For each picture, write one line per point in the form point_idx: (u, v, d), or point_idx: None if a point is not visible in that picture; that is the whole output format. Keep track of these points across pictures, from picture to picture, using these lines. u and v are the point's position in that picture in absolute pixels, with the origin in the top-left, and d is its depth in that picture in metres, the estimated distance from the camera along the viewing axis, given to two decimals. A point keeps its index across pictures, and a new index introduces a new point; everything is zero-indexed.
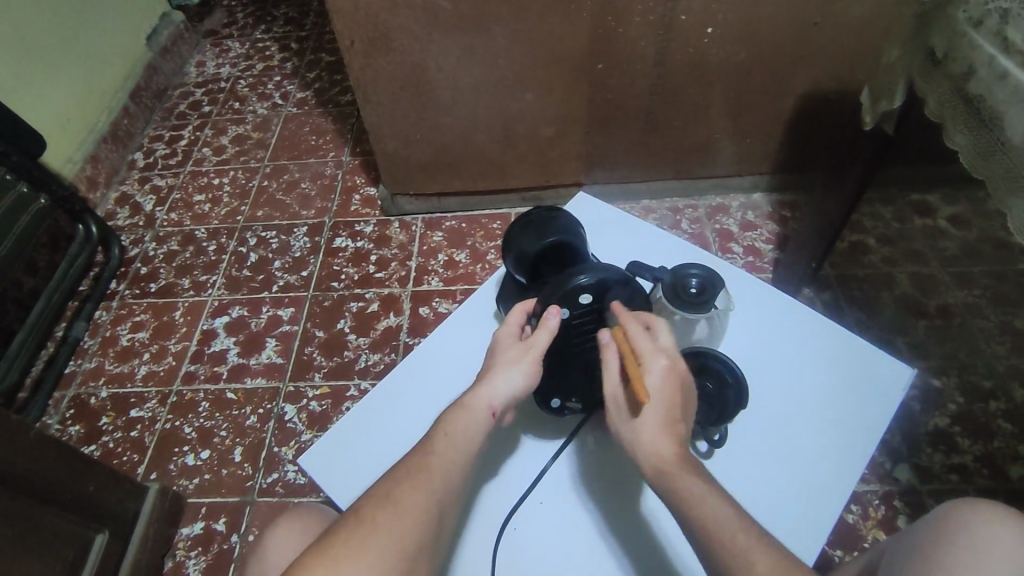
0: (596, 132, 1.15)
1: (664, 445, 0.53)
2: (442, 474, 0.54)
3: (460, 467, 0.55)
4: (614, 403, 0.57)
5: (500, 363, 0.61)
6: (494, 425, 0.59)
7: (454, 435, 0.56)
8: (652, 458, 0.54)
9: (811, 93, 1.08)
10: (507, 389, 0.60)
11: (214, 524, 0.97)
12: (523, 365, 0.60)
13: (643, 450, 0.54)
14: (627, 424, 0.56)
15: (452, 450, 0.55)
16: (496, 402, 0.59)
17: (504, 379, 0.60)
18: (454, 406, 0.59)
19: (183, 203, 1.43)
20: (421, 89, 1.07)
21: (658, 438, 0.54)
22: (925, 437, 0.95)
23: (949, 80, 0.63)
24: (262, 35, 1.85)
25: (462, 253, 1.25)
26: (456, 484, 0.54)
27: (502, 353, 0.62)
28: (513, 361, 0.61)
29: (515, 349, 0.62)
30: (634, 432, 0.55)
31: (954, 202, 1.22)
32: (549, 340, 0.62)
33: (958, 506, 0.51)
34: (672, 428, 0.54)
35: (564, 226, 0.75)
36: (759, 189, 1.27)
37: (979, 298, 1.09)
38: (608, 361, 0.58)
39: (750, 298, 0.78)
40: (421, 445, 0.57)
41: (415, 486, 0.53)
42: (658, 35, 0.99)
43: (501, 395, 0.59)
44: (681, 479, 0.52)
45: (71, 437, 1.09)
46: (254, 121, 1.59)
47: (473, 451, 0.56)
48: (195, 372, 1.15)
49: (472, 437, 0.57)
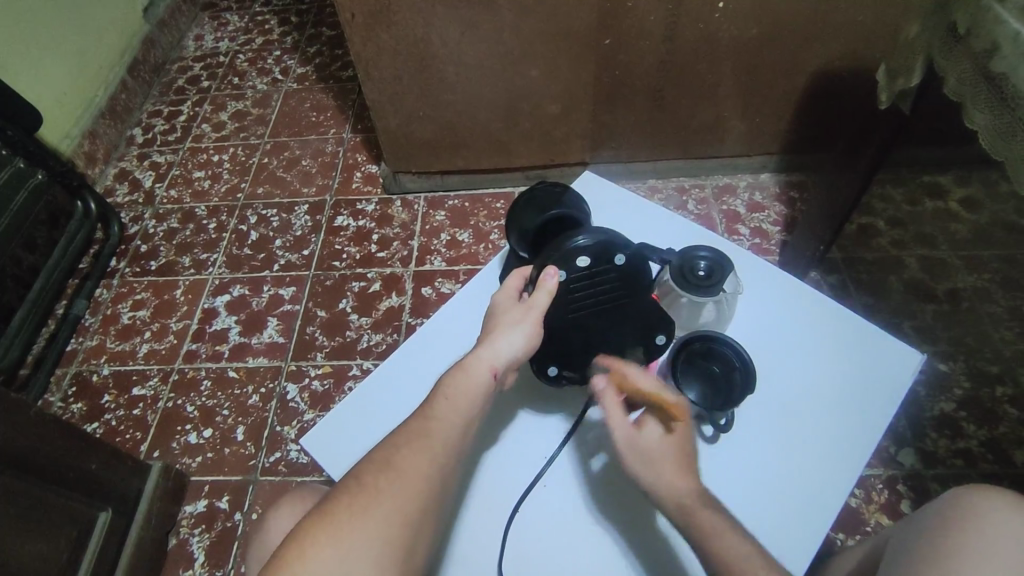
0: (602, 109, 1.13)
1: (684, 481, 0.55)
2: (444, 438, 0.53)
3: (458, 433, 0.54)
4: (627, 443, 0.58)
5: (502, 325, 0.60)
6: (496, 388, 0.58)
7: (454, 399, 0.55)
8: (673, 492, 0.54)
9: (823, 71, 1.05)
10: (507, 351, 0.59)
11: (217, 502, 0.97)
12: (525, 326, 0.60)
13: (666, 486, 0.55)
14: (648, 462, 0.56)
15: (454, 414, 0.55)
16: (498, 363, 0.58)
17: (506, 340, 0.59)
18: (455, 368, 0.58)
19: (182, 179, 1.41)
20: (424, 65, 1.05)
21: (681, 474, 0.55)
22: (930, 422, 0.95)
23: (971, 57, 0.60)
24: (261, 8, 1.81)
25: (465, 233, 1.23)
26: (458, 449, 0.54)
27: (503, 315, 0.62)
28: (514, 324, 0.60)
29: (517, 311, 0.61)
30: (656, 469, 0.56)
31: (966, 184, 1.20)
32: (548, 300, 0.61)
33: (980, 494, 0.49)
34: (688, 466, 0.56)
35: (569, 202, 0.74)
36: (766, 170, 1.24)
37: (989, 282, 1.08)
38: (613, 408, 0.60)
39: (757, 281, 0.77)
40: (424, 408, 0.56)
41: (413, 451, 0.52)
42: (668, 9, 0.96)
43: (503, 356, 0.58)
44: (700, 511, 0.53)
45: (73, 415, 1.09)
46: (254, 96, 1.56)
47: (473, 414, 0.55)
48: (197, 350, 1.14)
49: (473, 399, 0.56)
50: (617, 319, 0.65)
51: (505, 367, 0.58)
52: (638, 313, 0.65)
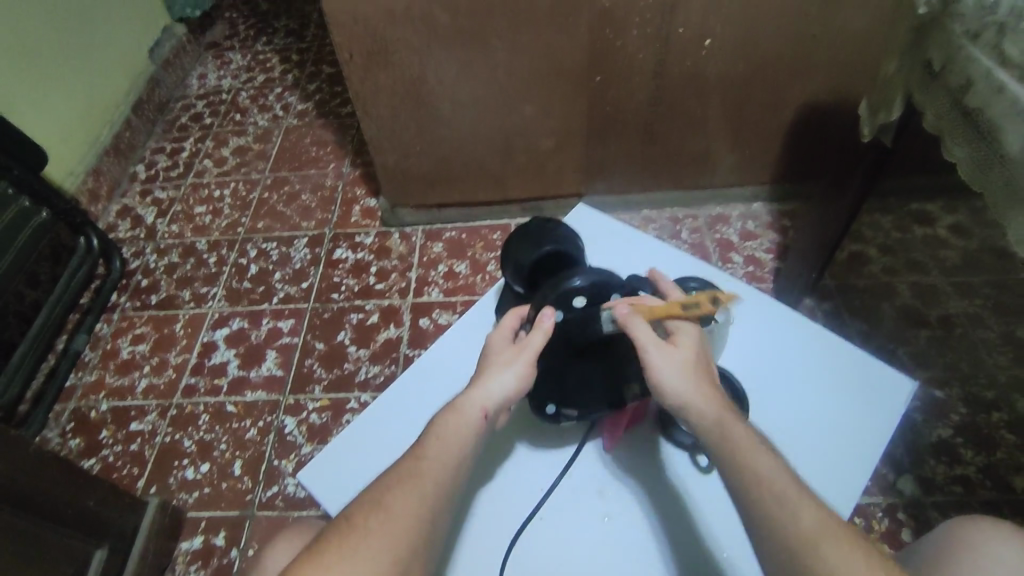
0: (595, 143, 1.15)
1: (715, 396, 0.55)
2: (434, 478, 0.53)
3: (449, 472, 0.54)
4: (659, 354, 0.56)
5: (493, 366, 0.61)
6: (488, 428, 0.59)
7: (446, 438, 0.56)
8: (711, 408, 0.54)
9: (810, 103, 1.08)
10: (499, 392, 0.59)
11: (214, 539, 0.97)
12: (516, 368, 0.60)
13: (699, 402, 0.54)
14: (681, 375, 0.55)
15: (444, 454, 0.55)
16: (490, 404, 0.59)
17: (497, 382, 0.60)
18: (446, 408, 0.58)
19: (183, 214, 1.43)
20: (421, 102, 1.08)
21: (710, 390, 0.55)
22: (928, 448, 0.94)
23: (947, 93, 0.63)
24: (263, 47, 1.86)
25: (462, 264, 1.25)
26: (448, 490, 0.53)
27: (495, 355, 0.63)
28: (505, 365, 0.61)
29: (509, 351, 0.62)
30: (689, 382, 0.55)
31: (954, 211, 1.22)
32: (544, 341, 0.61)
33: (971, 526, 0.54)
34: (712, 379, 0.57)
35: (563, 237, 0.75)
36: (759, 199, 1.27)
37: (980, 307, 1.09)
38: (638, 323, 0.58)
39: (749, 310, 0.78)
40: (416, 448, 0.56)
41: (403, 490, 0.52)
42: (657, 47, 0.99)
43: (494, 398, 0.59)
44: (733, 425, 0.53)
45: (71, 451, 1.08)
46: (255, 132, 1.60)
47: (464, 455, 0.56)
48: (195, 385, 1.14)
49: (463, 440, 0.56)
50: (612, 359, 0.65)
51: (496, 405, 0.59)
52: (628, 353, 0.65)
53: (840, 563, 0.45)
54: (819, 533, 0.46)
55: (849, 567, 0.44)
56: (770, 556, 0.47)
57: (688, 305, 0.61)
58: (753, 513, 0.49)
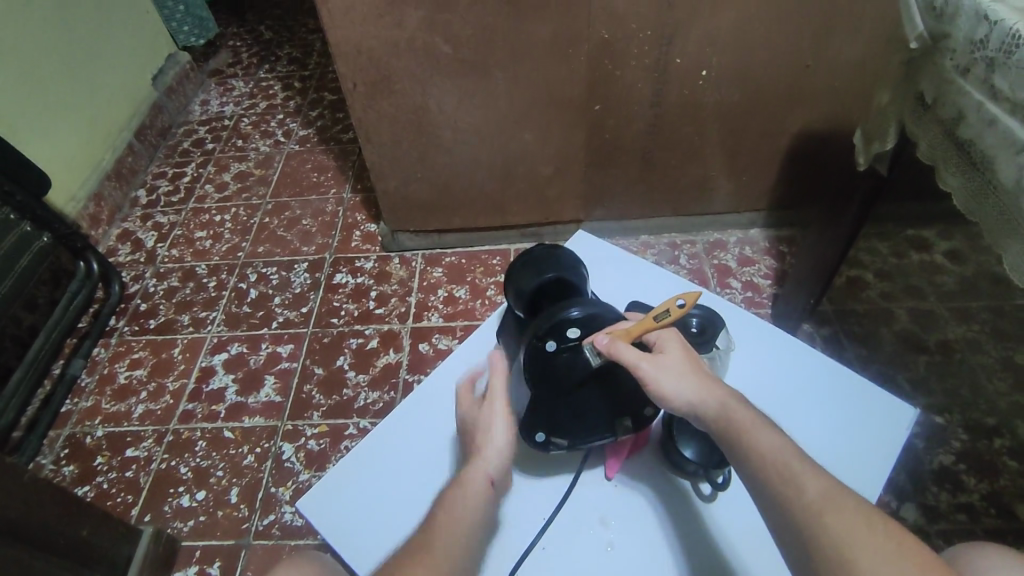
0: (594, 170, 1.17)
1: (714, 387, 0.56)
2: (447, 554, 0.52)
3: (461, 540, 0.54)
4: (649, 371, 0.57)
5: (481, 436, 0.64)
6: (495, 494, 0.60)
7: (457, 510, 0.56)
8: (713, 397, 0.55)
9: (804, 132, 1.10)
10: (496, 456, 0.62)
11: (208, 569, 0.95)
12: (504, 432, 0.64)
13: (700, 397, 0.55)
14: (677, 378, 0.56)
15: (455, 525, 0.54)
16: (492, 470, 0.61)
17: (493, 448, 0.62)
18: (453, 484, 0.59)
19: (184, 239, 1.44)
20: (422, 130, 1.09)
21: (707, 383, 0.56)
22: (930, 475, 0.94)
23: (940, 124, 0.64)
24: (266, 74, 1.89)
25: (462, 289, 1.25)
26: (462, 561, 0.52)
27: (477, 427, 0.65)
28: (493, 432, 0.64)
29: (489, 417, 0.65)
30: (687, 383, 0.56)
31: (949, 237, 1.23)
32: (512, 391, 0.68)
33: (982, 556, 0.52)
34: (704, 371, 0.57)
35: (566, 264, 0.75)
36: (755, 226, 1.28)
37: (979, 333, 1.09)
38: (621, 349, 0.58)
39: (751, 337, 0.78)
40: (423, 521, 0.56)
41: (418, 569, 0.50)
42: (654, 77, 1.01)
43: (494, 463, 0.61)
44: (736, 408, 0.53)
45: (64, 478, 1.07)
46: (257, 158, 1.61)
47: (478, 523, 0.56)
48: (193, 410, 1.14)
49: (478, 508, 0.57)
50: (608, 393, 0.65)
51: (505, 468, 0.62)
52: (624, 387, 0.65)
53: (843, 530, 0.43)
54: (821, 504, 0.45)
55: (852, 532, 0.43)
56: (781, 537, 0.46)
57: (658, 314, 0.61)
58: (763, 498, 0.48)
